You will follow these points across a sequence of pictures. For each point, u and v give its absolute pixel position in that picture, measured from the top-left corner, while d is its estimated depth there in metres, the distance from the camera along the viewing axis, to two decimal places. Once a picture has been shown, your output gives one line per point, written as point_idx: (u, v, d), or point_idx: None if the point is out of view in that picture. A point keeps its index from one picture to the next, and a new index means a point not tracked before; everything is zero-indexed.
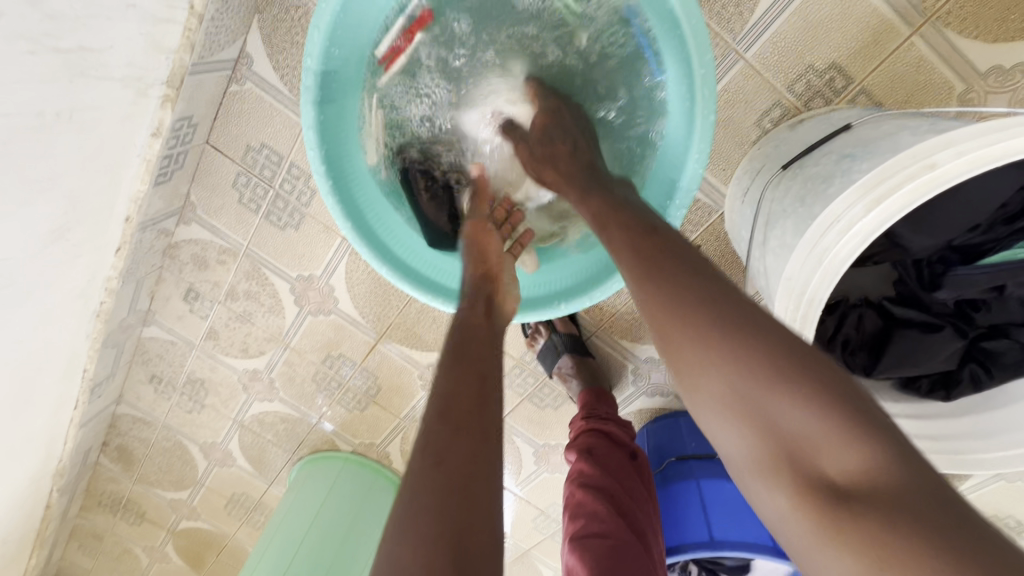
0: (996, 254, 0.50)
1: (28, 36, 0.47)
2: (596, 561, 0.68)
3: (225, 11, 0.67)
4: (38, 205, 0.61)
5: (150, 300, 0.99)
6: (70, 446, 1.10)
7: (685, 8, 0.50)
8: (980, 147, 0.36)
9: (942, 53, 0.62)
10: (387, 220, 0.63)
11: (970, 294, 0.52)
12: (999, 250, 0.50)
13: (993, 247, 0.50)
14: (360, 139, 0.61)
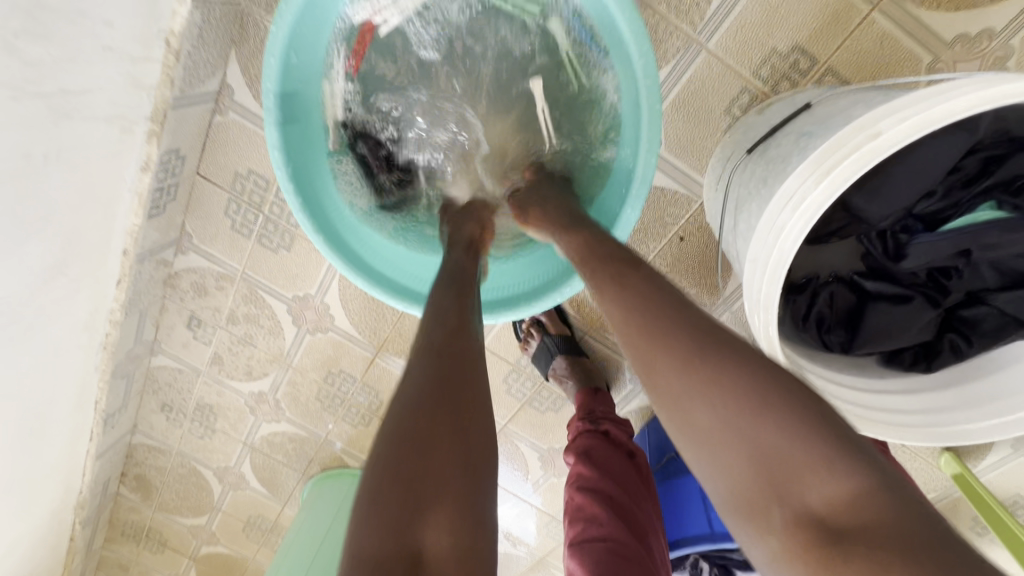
0: (959, 218, 0.50)
1: (11, 84, 0.50)
2: (598, 564, 0.67)
3: (202, 46, 0.70)
4: (33, 243, 0.64)
5: (155, 330, 1.03)
6: (88, 478, 1.12)
7: (621, 10, 0.50)
8: (920, 111, 0.36)
9: (904, 25, 0.61)
10: (353, 224, 0.65)
11: (937, 261, 0.51)
12: (961, 215, 0.50)
13: (954, 212, 0.49)
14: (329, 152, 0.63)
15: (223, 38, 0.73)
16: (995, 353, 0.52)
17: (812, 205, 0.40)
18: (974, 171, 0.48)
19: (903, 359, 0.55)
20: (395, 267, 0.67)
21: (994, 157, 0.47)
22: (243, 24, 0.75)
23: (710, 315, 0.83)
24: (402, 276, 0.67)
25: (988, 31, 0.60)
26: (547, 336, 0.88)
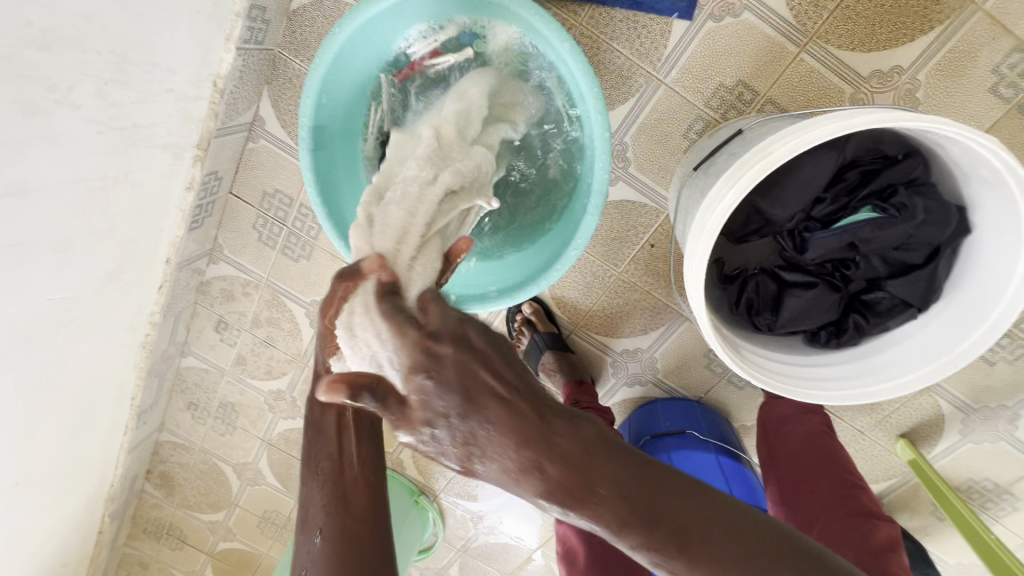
0: (844, 219, 0.60)
1: (98, 120, 0.63)
2: (581, 525, 0.78)
3: (241, 86, 0.83)
4: (99, 251, 0.76)
5: (186, 333, 1.14)
6: (120, 471, 1.23)
7: (573, 55, 0.61)
8: (795, 136, 0.48)
9: (827, 64, 0.74)
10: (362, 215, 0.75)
11: (833, 252, 0.61)
12: (847, 215, 0.60)
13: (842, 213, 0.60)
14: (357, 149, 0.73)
15: (258, 78, 0.87)
16: (892, 329, 0.61)
17: (722, 209, 0.51)
18: (856, 180, 0.59)
19: (821, 337, 0.65)
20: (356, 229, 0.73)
21: (871, 170, 0.58)
22: (274, 66, 0.88)
23: (680, 313, 0.94)
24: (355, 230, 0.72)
25: (897, 68, 0.72)
26: (536, 333, 0.99)
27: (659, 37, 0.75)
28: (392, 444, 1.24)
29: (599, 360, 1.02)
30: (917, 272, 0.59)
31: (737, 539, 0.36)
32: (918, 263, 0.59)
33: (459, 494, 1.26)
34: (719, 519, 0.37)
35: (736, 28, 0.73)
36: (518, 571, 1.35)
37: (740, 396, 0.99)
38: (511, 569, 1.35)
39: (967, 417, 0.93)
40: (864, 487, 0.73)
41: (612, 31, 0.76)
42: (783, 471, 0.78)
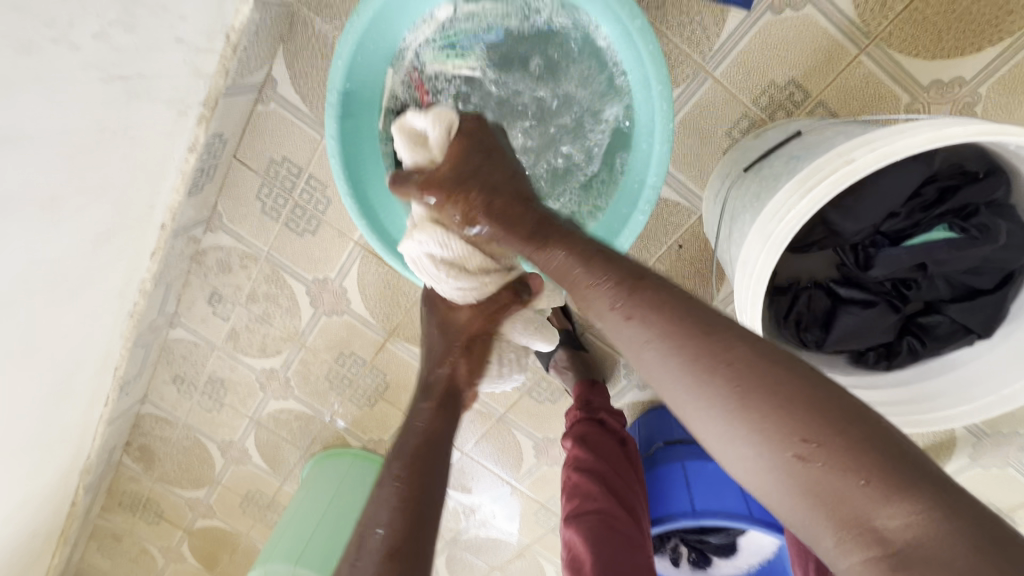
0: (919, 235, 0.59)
1: (100, 66, 0.57)
2: (590, 533, 0.73)
3: (256, 41, 0.76)
4: (93, 209, 0.70)
5: (177, 303, 1.08)
6: (98, 443, 1.15)
7: (643, 35, 0.56)
8: (886, 144, 0.44)
9: (886, 68, 0.70)
10: (391, 211, 0.70)
11: (899, 271, 0.61)
12: (920, 232, 0.59)
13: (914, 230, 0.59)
14: (380, 141, 0.69)
15: (273, 36, 0.80)
16: (947, 354, 0.62)
17: (794, 217, 0.47)
18: (932, 197, 0.58)
19: (869, 359, 0.65)
20: (388, 215, 0.69)
21: (949, 186, 0.57)
22: (292, 24, 0.81)
23: None
24: (386, 216, 0.69)
25: (958, 79, 0.68)
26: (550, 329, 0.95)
27: (713, 26, 0.70)
28: (388, 431, 1.21)
29: (612, 361, 0.97)
30: (984, 297, 0.59)
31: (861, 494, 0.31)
32: (985, 289, 0.60)
33: (453, 485, 1.22)
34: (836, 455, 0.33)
35: (797, 22, 0.69)
36: (504, 567, 1.31)
37: None
38: (498, 564, 1.31)
39: (978, 443, 0.92)
40: None
41: (664, 14, 0.71)
42: None
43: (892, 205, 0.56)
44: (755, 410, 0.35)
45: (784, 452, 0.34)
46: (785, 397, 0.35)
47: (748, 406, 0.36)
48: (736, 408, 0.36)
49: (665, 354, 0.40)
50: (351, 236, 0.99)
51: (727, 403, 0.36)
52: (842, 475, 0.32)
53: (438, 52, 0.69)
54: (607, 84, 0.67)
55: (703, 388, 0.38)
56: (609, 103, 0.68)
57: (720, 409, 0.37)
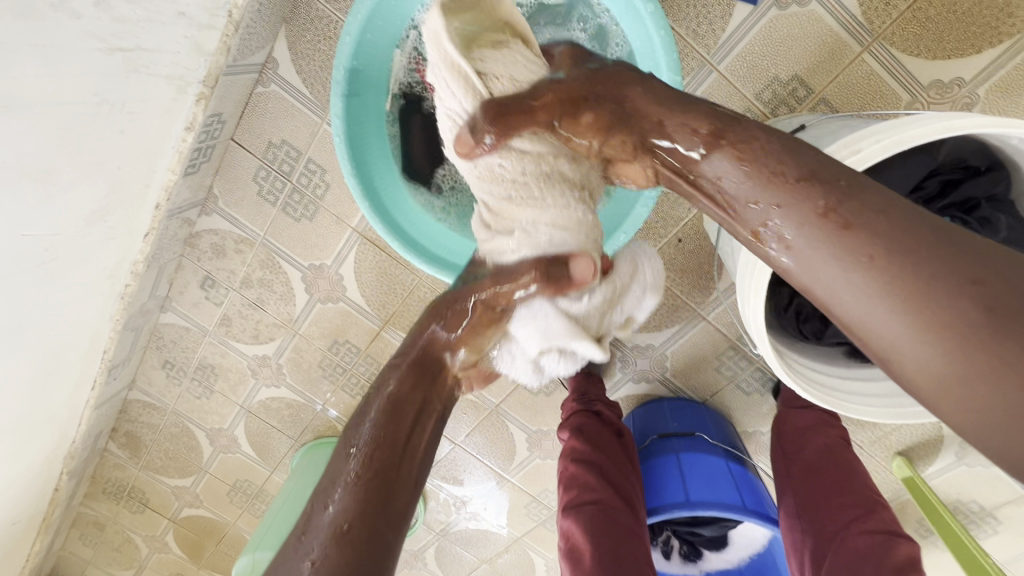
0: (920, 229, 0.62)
1: (99, 35, 0.57)
2: (588, 524, 0.73)
3: (259, 20, 0.75)
4: (88, 185, 0.68)
5: (168, 287, 1.06)
6: (84, 428, 1.13)
7: (655, 20, 0.57)
8: (893, 134, 0.44)
9: (888, 67, 0.71)
10: (393, 194, 0.69)
11: None
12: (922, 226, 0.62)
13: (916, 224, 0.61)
14: (384, 122, 0.68)
15: (275, 16, 0.79)
16: None
17: None
18: (935, 190, 0.59)
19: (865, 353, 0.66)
20: (390, 197, 0.69)
21: (950, 180, 0.58)
22: (295, 4, 0.80)
23: (699, 313, 0.90)
24: (388, 199, 0.69)
25: (958, 80, 0.69)
26: None
27: (719, 19, 0.71)
28: None
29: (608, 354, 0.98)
30: None
31: None
32: None
33: (444, 477, 1.21)
34: None
35: (802, 18, 0.70)
36: (493, 559, 1.31)
37: (744, 403, 0.97)
38: (487, 557, 1.31)
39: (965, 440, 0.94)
40: (884, 505, 0.67)
41: (671, 6, 0.71)
42: (800, 481, 0.73)
43: (893, 199, 0.58)
44: (959, 309, 0.31)
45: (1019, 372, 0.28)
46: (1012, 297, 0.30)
47: (944, 304, 0.31)
48: (929, 305, 0.32)
49: (840, 251, 0.36)
50: (349, 223, 0.98)
51: (920, 297, 0.32)
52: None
53: None
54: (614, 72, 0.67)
55: (898, 284, 0.33)
56: None
57: (908, 307, 0.32)
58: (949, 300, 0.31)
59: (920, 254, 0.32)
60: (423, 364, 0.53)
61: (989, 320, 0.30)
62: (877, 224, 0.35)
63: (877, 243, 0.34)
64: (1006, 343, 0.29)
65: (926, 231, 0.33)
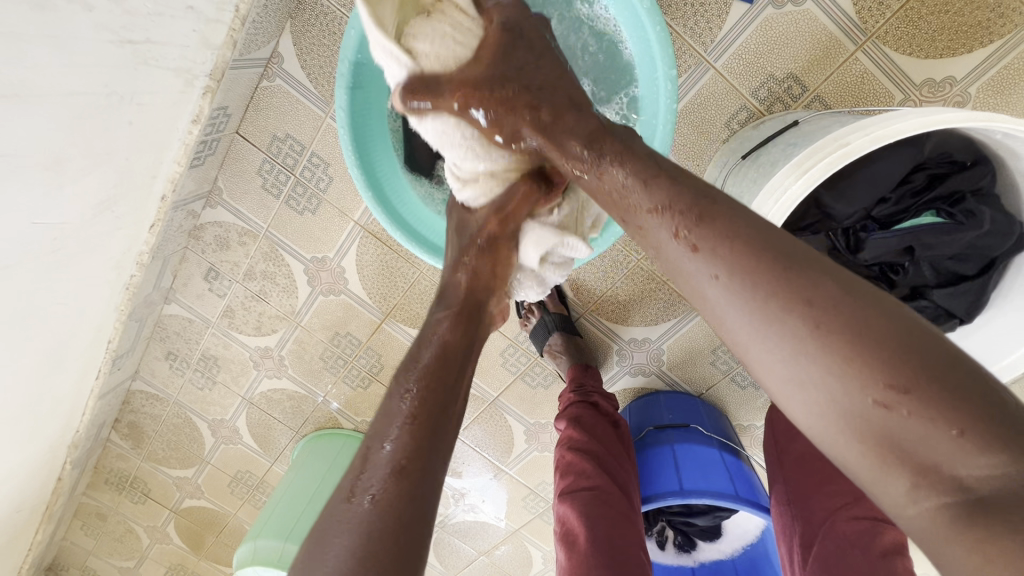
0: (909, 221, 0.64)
1: (111, 28, 0.59)
2: (584, 509, 0.75)
3: (265, 15, 0.77)
4: (97, 175, 0.70)
5: (172, 279, 1.07)
6: (88, 418, 1.14)
7: (651, 17, 0.58)
8: (880, 128, 0.46)
9: (882, 66, 0.72)
10: (396, 184, 0.71)
11: (887, 255, 0.65)
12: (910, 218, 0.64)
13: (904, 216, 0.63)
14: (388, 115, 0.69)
15: (281, 12, 0.81)
16: None
17: (791, 196, 0.49)
18: (922, 183, 0.61)
19: None
20: (394, 186, 0.70)
21: (939, 173, 0.60)
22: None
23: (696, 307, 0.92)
24: (391, 188, 0.70)
25: (950, 79, 0.71)
26: (546, 313, 0.96)
27: (716, 17, 0.72)
28: None
29: (605, 348, 0.99)
30: (967, 283, 0.64)
31: (925, 432, 0.29)
32: (969, 274, 0.64)
33: None
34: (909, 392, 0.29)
35: (797, 16, 0.71)
36: (491, 551, 1.33)
37: (738, 398, 0.98)
38: (484, 549, 1.33)
39: None
40: None
41: (669, 5, 0.73)
42: (789, 471, 0.74)
43: (881, 191, 0.60)
44: (808, 339, 0.33)
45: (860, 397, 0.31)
46: (843, 328, 0.32)
47: (793, 331, 0.33)
48: (789, 336, 0.34)
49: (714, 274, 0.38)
50: (351, 216, 1.00)
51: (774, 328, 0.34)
52: (927, 428, 0.29)
53: None
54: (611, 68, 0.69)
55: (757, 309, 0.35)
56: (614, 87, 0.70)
57: (771, 336, 0.35)
58: (797, 330, 0.33)
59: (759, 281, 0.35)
60: (461, 315, 0.59)
61: (830, 349, 0.32)
62: (723, 241, 0.38)
63: (722, 260, 0.38)
64: (846, 372, 0.31)
65: (768, 261, 0.36)
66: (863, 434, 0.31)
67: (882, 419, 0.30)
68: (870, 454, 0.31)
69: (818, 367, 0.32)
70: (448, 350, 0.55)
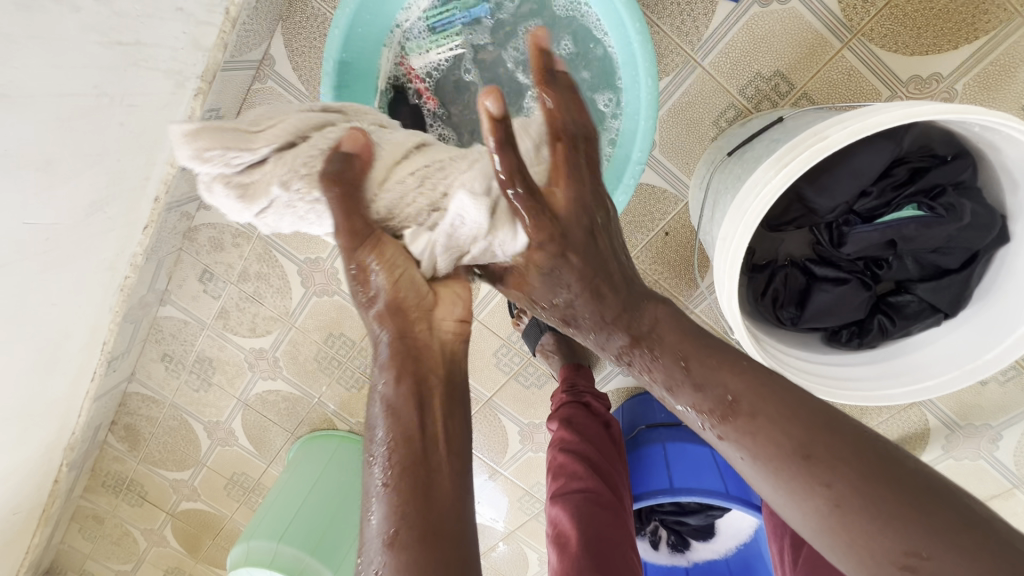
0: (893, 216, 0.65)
1: (100, 29, 0.60)
2: (576, 511, 0.74)
3: (255, 17, 0.78)
4: (88, 176, 0.71)
5: (167, 280, 1.08)
6: (83, 420, 1.15)
7: (629, 12, 0.59)
8: (858, 122, 0.46)
9: (868, 63, 0.72)
10: None
11: (871, 248, 0.66)
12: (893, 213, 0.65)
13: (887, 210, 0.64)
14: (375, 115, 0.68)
15: (271, 15, 0.82)
16: (915, 332, 0.68)
17: (770, 190, 0.50)
18: (904, 177, 0.63)
19: (842, 337, 0.71)
20: None
21: (919, 168, 0.62)
22: (291, 2, 0.82)
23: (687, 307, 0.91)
24: None
25: (937, 75, 0.71)
26: None
27: (703, 17, 0.73)
28: None
29: None
30: (950, 277, 0.65)
31: (873, 517, 0.33)
32: (952, 268, 0.65)
33: None
34: (852, 488, 0.34)
35: (783, 14, 0.71)
36: (488, 553, 1.32)
37: None
38: (481, 551, 1.32)
39: (952, 434, 0.95)
40: None
41: (655, 4, 0.73)
42: None
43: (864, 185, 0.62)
44: (767, 440, 0.38)
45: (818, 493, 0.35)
46: (800, 427, 0.37)
47: (751, 439, 0.39)
48: (751, 441, 0.39)
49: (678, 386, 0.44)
50: None
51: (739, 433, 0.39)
52: (880, 526, 0.32)
53: (427, 30, 0.71)
54: (598, 66, 0.70)
55: (722, 417, 0.41)
56: (603, 83, 0.70)
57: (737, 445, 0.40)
58: (759, 429, 0.38)
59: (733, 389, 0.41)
60: (413, 381, 0.49)
61: (789, 450, 0.37)
62: (701, 375, 0.42)
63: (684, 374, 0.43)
64: (805, 472, 0.36)
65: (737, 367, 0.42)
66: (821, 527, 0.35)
67: (841, 516, 0.34)
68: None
69: (783, 465, 0.37)
70: (398, 410, 0.48)
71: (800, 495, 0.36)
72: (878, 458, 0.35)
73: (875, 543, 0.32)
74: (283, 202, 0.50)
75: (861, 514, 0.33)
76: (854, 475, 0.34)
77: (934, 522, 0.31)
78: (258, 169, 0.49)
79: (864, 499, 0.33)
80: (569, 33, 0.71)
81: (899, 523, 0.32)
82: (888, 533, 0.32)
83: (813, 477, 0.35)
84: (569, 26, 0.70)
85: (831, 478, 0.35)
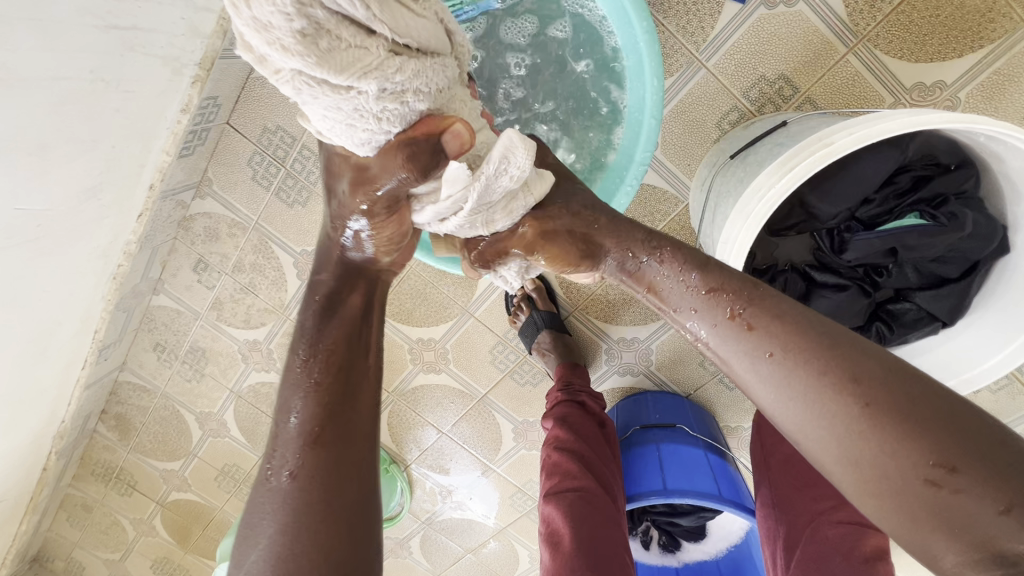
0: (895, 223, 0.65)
1: (96, 13, 0.59)
2: (571, 510, 0.74)
3: None
4: (82, 161, 0.69)
5: (161, 270, 1.07)
6: (74, 408, 1.14)
7: (636, 11, 0.58)
8: (865, 128, 0.46)
9: (872, 68, 0.72)
10: None
11: (872, 254, 0.66)
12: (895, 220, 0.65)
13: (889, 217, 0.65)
14: None
15: None
16: (912, 340, 0.68)
17: (773, 197, 0.49)
18: (906, 185, 0.63)
19: None
20: None
21: (922, 176, 0.62)
22: None
23: None
24: None
25: (940, 83, 0.71)
26: (535, 311, 0.97)
27: (709, 18, 0.72)
28: None
29: (594, 348, 1.00)
30: (949, 286, 0.65)
31: (904, 431, 0.34)
32: (952, 277, 0.66)
33: (431, 466, 1.22)
34: (884, 404, 0.35)
35: (789, 17, 0.71)
36: (479, 549, 1.32)
37: (728, 399, 0.98)
38: (471, 547, 1.32)
39: None
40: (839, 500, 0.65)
41: (661, 3, 0.72)
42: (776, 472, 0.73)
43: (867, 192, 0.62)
44: (805, 357, 0.39)
45: (853, 406, 0.35)
46: (837, 348, 0.38)
47: (785, 355, 0.40)
48: (785, 357, 0.40)
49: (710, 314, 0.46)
50: None
51: (774, 353, 0.40)
52: (911, 447, 0.33)
53: None
54: (601, 63, 0.69)
55: (755, 338, 0.42)
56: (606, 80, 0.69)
57: (767, 365, 0.41)
58: (798, 347, 0.40)
59: (768, 309, 0.42)
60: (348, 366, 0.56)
61: (829, 366, 0.37)
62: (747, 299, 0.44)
63: (728, 297, 0.45)
64: (840, 388, 0.36)
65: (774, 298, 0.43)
66: (849, 444, 0.36)
67: (869, 429, 0.35)
68: (883, 492, 0.34)
69: (818, 384, 0.38)
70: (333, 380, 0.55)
71: (830, 409, 0.37)
72: (915, 384, 0.35)
73: (903, 457, 0.33)
74: (358, 97, 0.41)
75: (891, 433, 0.34)
76: (891, 395, 0.35)
77: (969, 444, 0.32)
78: (361, 45, 0.38)
79: (901, 415, 0.34)
80: (573, 28, 0.70)
81: (928, 440, 0.33)
82: (919, 447, 0.33)
83: (847, 395, 0.36)
84: (574, 20, 0.69)
85: (866, 395, 0.35)
